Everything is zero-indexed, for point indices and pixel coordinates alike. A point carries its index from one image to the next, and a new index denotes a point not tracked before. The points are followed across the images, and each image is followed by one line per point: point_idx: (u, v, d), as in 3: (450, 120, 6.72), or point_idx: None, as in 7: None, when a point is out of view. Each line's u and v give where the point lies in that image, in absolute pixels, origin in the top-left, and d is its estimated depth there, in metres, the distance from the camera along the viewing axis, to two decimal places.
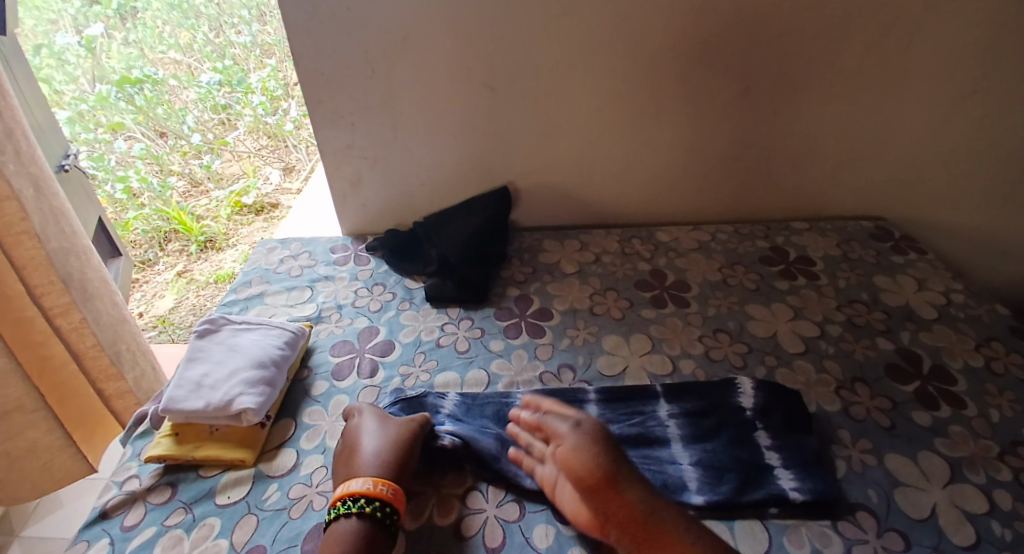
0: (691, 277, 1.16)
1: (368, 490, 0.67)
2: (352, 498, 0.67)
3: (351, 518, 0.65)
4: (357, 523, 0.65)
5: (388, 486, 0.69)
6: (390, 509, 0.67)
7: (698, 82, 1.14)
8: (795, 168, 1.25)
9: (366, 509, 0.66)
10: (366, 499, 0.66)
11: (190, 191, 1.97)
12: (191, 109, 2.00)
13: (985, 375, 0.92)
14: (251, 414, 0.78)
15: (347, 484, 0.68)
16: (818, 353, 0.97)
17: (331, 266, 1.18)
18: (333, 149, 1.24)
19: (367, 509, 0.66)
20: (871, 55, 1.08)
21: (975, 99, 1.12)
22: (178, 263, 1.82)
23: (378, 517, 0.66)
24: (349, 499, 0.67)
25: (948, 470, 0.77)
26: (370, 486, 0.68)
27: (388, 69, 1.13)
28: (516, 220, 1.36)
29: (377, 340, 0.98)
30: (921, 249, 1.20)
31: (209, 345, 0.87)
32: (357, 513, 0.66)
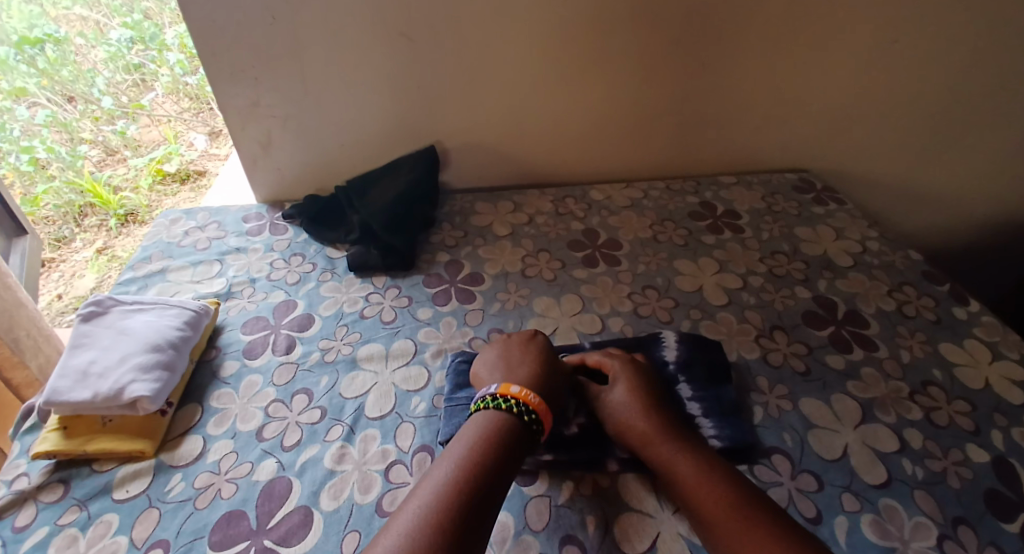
0: (622, 235, 1.15)
1: (527, 398, 0.68)
2: (504, 397, 0.68)
3: (494, 412, 0.67)
4: (499, 416, 0.66)
5: (536, 397, 0.69)
6: (535, 418, 0.67)
7: (625, 31, 1.09)
8: (725, 121, 1.24)
9: (513, 409, 0.67)
10: (517, 402, 0.67)
11: (106, 160, 1.77)
12: (101, 71, 1.78)
13: (896, 318, 0.96)
14: (146, 402, 0.73)
15: (507, 386, 0.69)
16: (740, 304, 0.98)
17: (243, 237, 1.10)
18: (239, 107, 1.13)
19: (515, 409, 0.66)
20: (795, 3, 1.07)
21: (894, 49, 1.13)
22: (98, 239, 1.63)
23: (523, 419, 0.66)
24: (510, 399, 0.68)
25: (860, 412, 0.81)
26: (529, 395, 0.68)
27: (290, 15, 1.02)
28: (447, 182, 1.31)
29: (294, 315, 0.92)
30: (840, 199, 1.24)
31: (95, 330, 0.80)
32: (504, 409, 0.67)
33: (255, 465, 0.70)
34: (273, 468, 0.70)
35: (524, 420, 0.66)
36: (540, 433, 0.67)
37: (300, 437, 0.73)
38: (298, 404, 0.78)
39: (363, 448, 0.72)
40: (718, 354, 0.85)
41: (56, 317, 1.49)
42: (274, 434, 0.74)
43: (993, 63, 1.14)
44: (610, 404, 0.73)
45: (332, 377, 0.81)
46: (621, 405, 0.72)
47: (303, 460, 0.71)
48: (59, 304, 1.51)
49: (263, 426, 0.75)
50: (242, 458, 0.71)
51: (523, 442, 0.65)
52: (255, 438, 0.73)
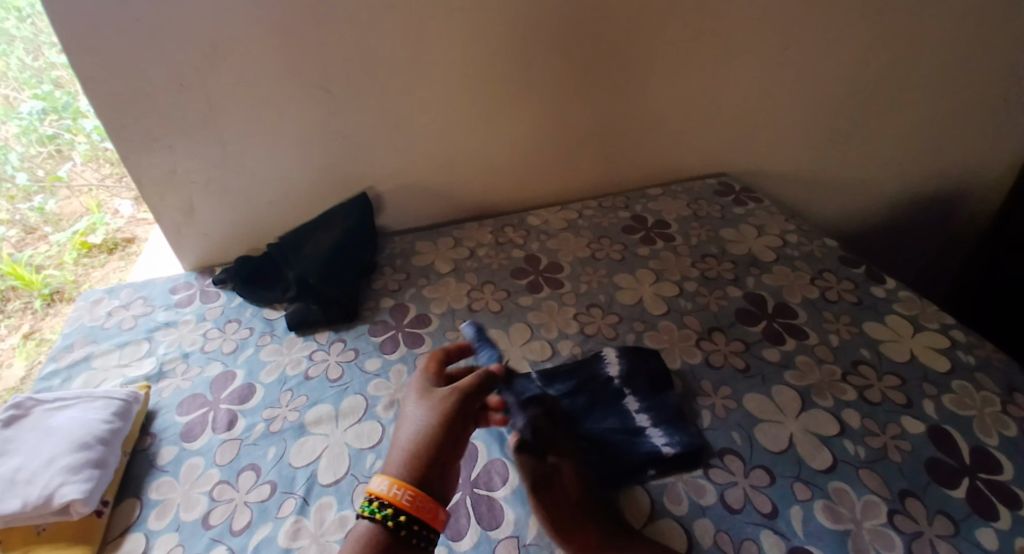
0: (562, 256, 1.17)
1: (397, 497, 0.58)
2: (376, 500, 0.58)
3: (367, 520, 0.57)
4: (371, 529, 0.57)
5: (410, 494, 0.58)
6: (415, 525, 0.57)
7: (537, 62, 1.13)
8: (645, 137, 1.30)
9: (381, 518, 0.57)
10: (384, 505, 0.57)
11: (24, 240, 1.44)
12: (13, 145, 1.41)
13: (821, 304, 1.01)
14: (80, 504, 0.68)
15: (378, 483, 0.58)
16: (679, 311, 1.01)
17: (172, 310, 1.05)
18: (156, 177, 1.09)
19: (390, 522, 0.56)
20: (692, 23, 1.14)
21: (786, 55, 1.22)
22: (22, 325, 1.34)
23: (392, 527, 0.57)
24: (378, 502, 0.57)
25: (800, 400, 0.84)
26: (404, 495, 0.58)
27: (200, 80, 1.00)
28: (384, 225, 1.30)
29: (233, 386, 0.88)
30: (758, 197, 1.31)
31: (16, 435, 0.75)
32: (375, 519, 0.57)
33: None
34: None
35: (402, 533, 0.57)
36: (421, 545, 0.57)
37: (250, 518, 0.70)
38: (245, 483, 0.74)
39: (319, 518, 0.69)
40: (654, 362, 0.88)
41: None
42: (220, 519, 0.70)
43: (873, 59, 1.24)
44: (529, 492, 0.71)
45: (279, 447, 0.78)
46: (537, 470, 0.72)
47: (255, 542, 0.67)
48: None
49: (209, 512, 0.71)
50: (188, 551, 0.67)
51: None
52: (201, 526, 0.69)
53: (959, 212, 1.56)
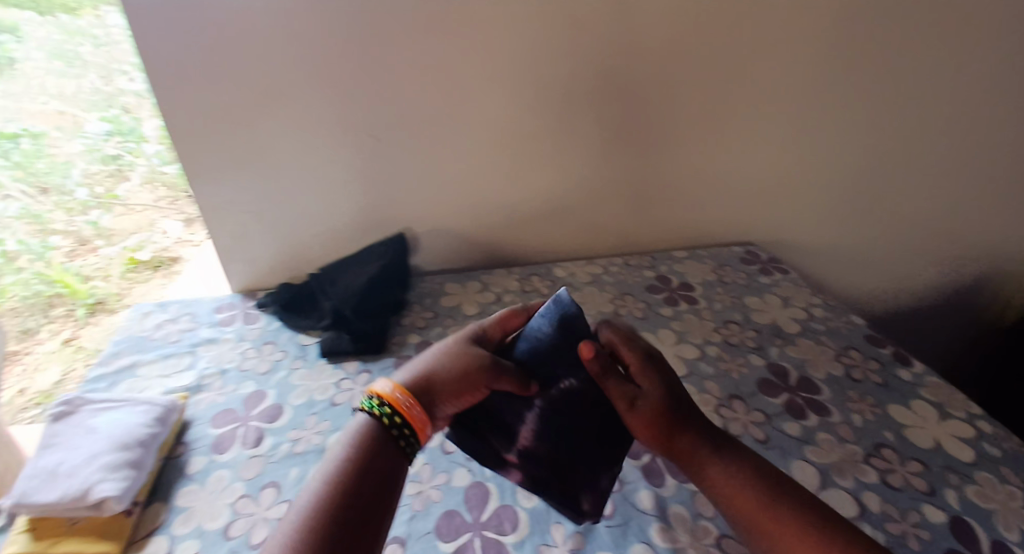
0: (586, 309, 1.21)
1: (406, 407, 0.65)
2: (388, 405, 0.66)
3: (368, 417, 0.65)
4: (367, 422, 0.65)
5: (418, 411, 0.66)
6: (408, 436, 0.65)
7: (573, 126, 1.20)
8: (673, 201, 1.35)
9: (383, 417, 0.65)
10: (391, 409, 0.65)
11: (76, 250, 1.70)
12: (77, 162, 1.69)
13: (845, 382, 1.02)
14: (114, 501, 0.72)
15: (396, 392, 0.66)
16: (700, 375, 1.03)
17: (215, 327, 1.12)
18: (213, 205, 1.19)
19: (385, 419, 0.64)
20: (721, 98, 1.20)
21: (811, 132, 1.27)
22: (64, 330, 1.61)
23: (392, 433, 0.64)
24: (387, 406, 0.65)
25: (819, 478, 0.84)
26: (413, 410, 0.66)
27: (266, 122, 1.11)
28: (418, 265, 1.36)
29: (264, 405, 0.93)
30: (785, 268, 1.34)
31: (64, 430, 0.82)
32: (376, 417, 0.65)
33: None
34: None
35: (394, 438, 0.64)
36: (409, 449, 0.65)
37: (267, 534, 0.73)
38: (266, 499, 0.77)
39: None
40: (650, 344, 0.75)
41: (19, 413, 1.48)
42: (241, 532, 0.73)
43: (899, 143, 1.29)
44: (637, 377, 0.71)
45: (301, 468, 0.82)
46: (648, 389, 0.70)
47: None
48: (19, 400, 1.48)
49: (230, 524, 0.74)
50: None
51: (390, 458, 0.63)
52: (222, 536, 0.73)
53: (991, 297, 1.55)
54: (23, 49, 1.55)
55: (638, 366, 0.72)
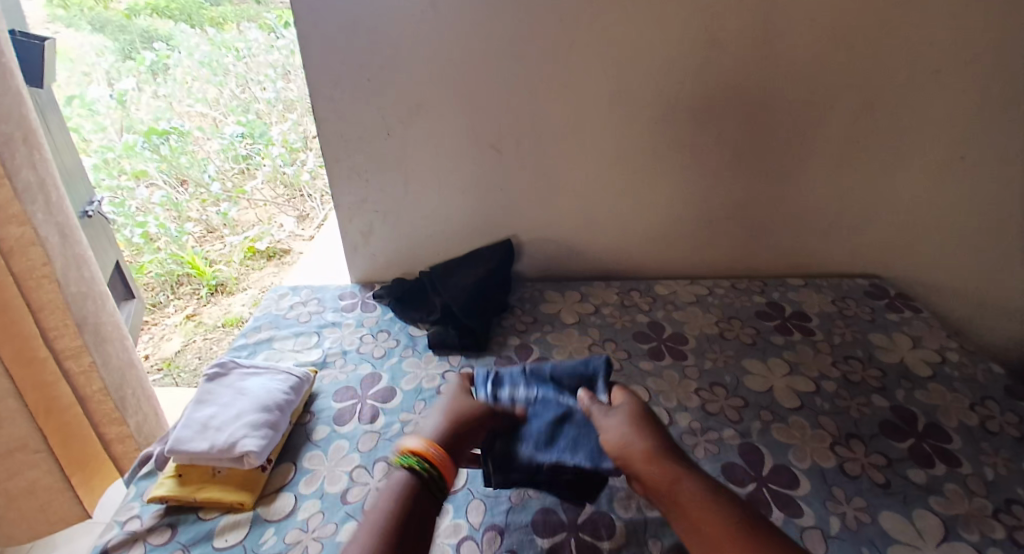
0: (688, 329, 1.19)
1: (434, 454, 0.70)
2: (413, 456, 0.69)
3: (402, 471, 0.68)
4: (401, 477, 0.68)
5: (444, 453, 0.71)
6: (440, 476, 0.69)
7: (692, 146, 1.20)
8: (791, 227, 1.29)
9: (417, 468, 0.68)
10: (417, 459, 0.69)
11: (205, 236, 2.15)
12: (213, 158, 2.19)
13: (979, 433, 0.92)
14: (253, 457, 0.81)
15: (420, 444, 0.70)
16: (813, 409, 0.98)
17: (338, 312, 1.23)
18: (348, 203, 1.31)
19: (420, 470, 0.68)
20: (856, 124, 1.15)
21: (958, 163, 1.17)
22: (188, 305, 1.96)
23: (429, 481, 0.68)
24: (418, 458, 0.69)
25: (942, 529, 0.77)
26: (443, 456, 0.70)
27: (401, 131, 1.21)
28: (519, 272, 1.41)
29: (379, 387, 1.01)
30: (916, 307, 1.23)
31: (216, 388, 0.91)
32: (409, 469, 0.68)
33: (339, 526, 0.76)
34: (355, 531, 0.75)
35: (428, 485, 0.68)
36: (443, 487, 0.69)
37: None
38: (380, 472, 0.84)
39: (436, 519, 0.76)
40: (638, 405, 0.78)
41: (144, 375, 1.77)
42: (356, 498, 0.79)
43: None
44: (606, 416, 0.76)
45: None
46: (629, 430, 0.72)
47: None
48: (146, 363, 1.81)
49: (348, 490, 0.81)
50: (328, 518, 0.77)
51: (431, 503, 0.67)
52: (340, 500, 0.79)
53: None
54: (176, 57, 2.15)
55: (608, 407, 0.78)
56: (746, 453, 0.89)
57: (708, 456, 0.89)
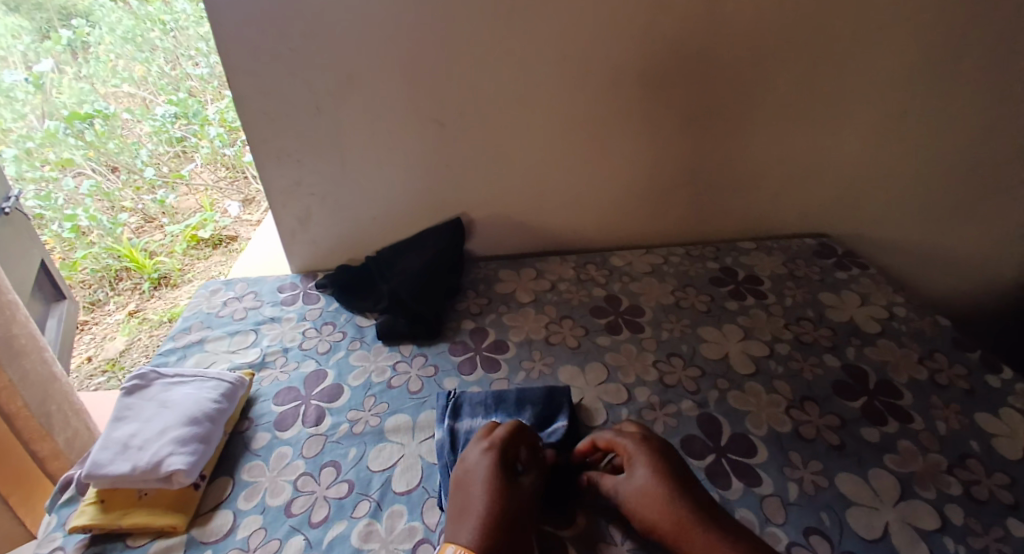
0: (644, 301, 1.16)
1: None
2: None
3: None
4: None
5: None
6: None
7: (643, 111, 1.15)
8: (744, 190, 1.28)
9: None
10: None
11: (143, 227, 1.95)
12: (146, 143, 2.02)
13: (929, 388, 0.94)
14: (182, 475, 0.74)
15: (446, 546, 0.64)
16: (769, 374, 0.97)
17: (278, 306, 1.15)
18: (282, 187, 1.21)
19: None
20: (804, 83, 1.13)
21: (903, 119, 1.17)
22: (130, 302, 1.77)
23: None
24: None
25: (898, 488, 0.78)
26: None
27: (333, 106, 1.11)
28: (472, 250, 1.35)
29: (324, 385, 0.95)
30: (863, 263, 1.25)
31: (137, 402, 0.83)
32: None
33: (283, 542, 0.71)
34: (301, 545, 0.70)
35: None
36: None
37: (327, 513, 0.74)
38: (326, 478, 0.79)
39: (390, 525, 0.72)
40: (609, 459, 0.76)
41: (85, 379, 1.59)
42: (302, 509, 0.74)
43: (1007, 135, 1.17)
44: (631, 458, 0.73)
45: (360, 449, 0.83)
46: (650, 469, 0.71)
47: (331, 537, 0.71)
48: (88, 366, 1.62)
49: (292, 501, 0.76)
50: (271, 534, 0.72)
51: None
52: (284, 513, 0.74)
53: None
54: (96, 33, 2.00)
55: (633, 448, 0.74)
56: (705, 425, 0.88)
57: (667, 431, 0.87)
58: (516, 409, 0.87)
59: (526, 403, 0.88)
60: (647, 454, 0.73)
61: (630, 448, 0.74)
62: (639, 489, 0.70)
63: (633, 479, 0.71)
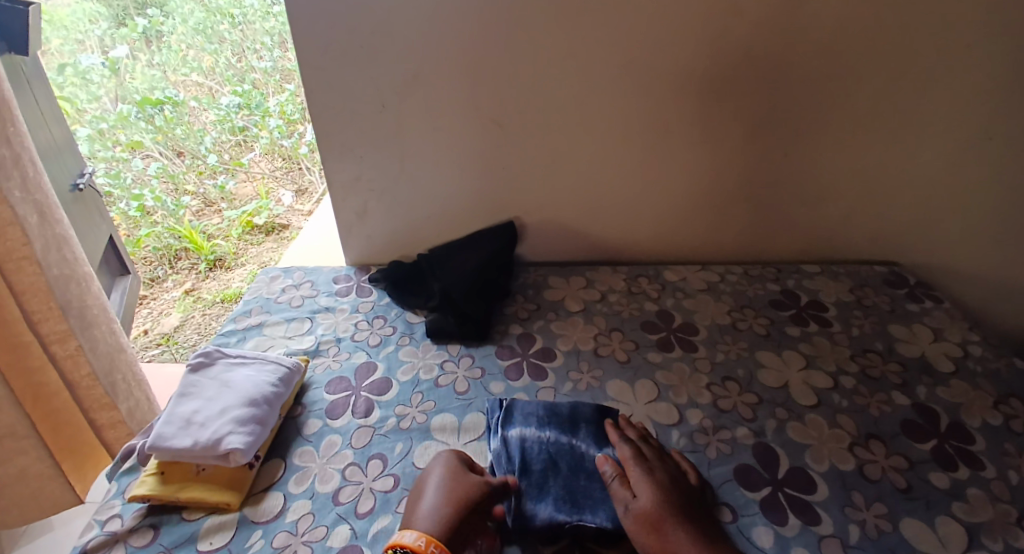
0: (699, 319, 1.13)
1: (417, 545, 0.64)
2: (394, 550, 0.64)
3: None
4: None
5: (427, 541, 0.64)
6: None
7: (708, 122, 1.12)
8: (808, 211, 1.23)
9: None
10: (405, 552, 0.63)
11: (203, 210, 2.04)
12: (210, 131, 2.11)
13: (1006, 434, 0.87)
14: (238, 454, 0.76)
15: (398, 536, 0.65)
16: (831, 407, 0.93)
17: (332, 297, 1.18)
18: (342, 180, 1.24)
19: None
20: (883, 101, 1.08)
21: (989, 145, 1.10)
22: (187, 281, 1.85)
23: None
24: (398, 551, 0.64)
25: (967, 538, 0.73)
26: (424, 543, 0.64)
27: (397, 104, 1.13)
28: (522, 255, 1.35)
29: (374, 378, 0.97)
30: (937, 296, 1.18)
31: (200, 380, 0.86)
32: None
33: (329, 530, 0.72)
34: (346, 535, 0.71)
35: None
36: None
37: (373, 505, 0.75)
38: (373, 470, 0.80)
39: None
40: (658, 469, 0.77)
41: (141, 350, 1.67)
42: (349, 499, 0.76)
43: None
44: (636, 479, 0.75)
45: (406, 444, 0.84)
46: (652, 492, 0.72)
47: (375, 530, 0.72)
48: (144, 338, 1.70)
49: (339, 490, 0.77)
50: (318, 520, 0.73)
51: None
52: (331, 501, 0.75)
53: None
54: (170, 23, 2.12)
55: (640, 469, 0.76)
56: (760, 454, 0.85)
57: (720, 457, 0.84)
58: (570, 426, 0.86)
59: (577, 422, 0.86)
60: (648, 478, 0.74)
61: (631, 468, 0.76)
62: (638, 512, 0.70)
63: (631, 502, 0.72)
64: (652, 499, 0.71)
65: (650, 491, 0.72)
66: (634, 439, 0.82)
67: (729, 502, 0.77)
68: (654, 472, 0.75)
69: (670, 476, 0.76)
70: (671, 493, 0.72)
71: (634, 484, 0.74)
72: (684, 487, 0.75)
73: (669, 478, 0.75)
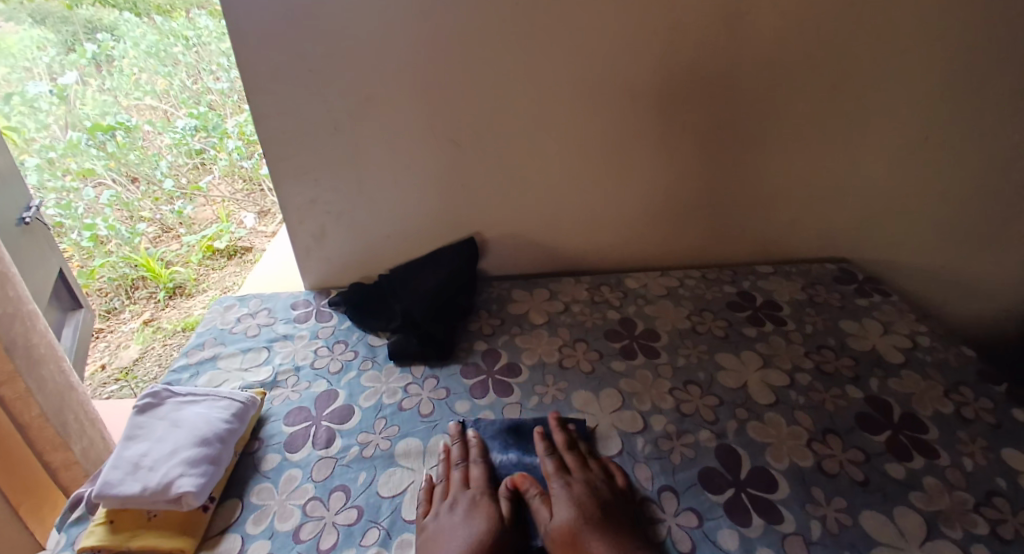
0: (660, 325, 1.14)
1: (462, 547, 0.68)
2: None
3: None
4: None
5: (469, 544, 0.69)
6: None
7: (661, 131, 1.15)
8: (761, 213, 1.26)
9: None
10: None
11: (160, 237, 1.97)
12: (165, 154, 2.04)
13: (956, 422, 0.91)
14: (191, 497, 0.73)
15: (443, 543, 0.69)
16: (790, 404, 0.95)
17: (290, 324, 1.15)
18: (297, 204, 1.22)
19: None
20: (824, 105, 1.12)
21: (925, 143, 1.15)
22: (145, 311, 1.78)
23: None
24: None
25: (924, 528, 0.75)
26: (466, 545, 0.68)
27: (349, 125, 1.12)
28: (485, 270, 1.34)
29: (334, 406, 0.94)
30: (885, 290, 1.22)
31: (150, 421, 0.83)
32: None
33: None
34: None
35: None
36: None
37: (336, 540, 0.73)
38: (335, 502, 0.78)
39: None
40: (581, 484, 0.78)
41: (98, 386, 1.60)
42: (311, 535, 0.73)
43: None
44: (554, 495, 0.76)
45: (369, 474, 0.82)
46: (570, 509, 0.73)
47: None
48: (102, 374, 1.64)
49: (301, 526, 0.74)
50: None
51: None
52: (292, 539, 0.73)
53: None
54: (120, 47, 2.05)
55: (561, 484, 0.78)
56: (723, 457, 0.86)
57: (684, 462, 0.85)
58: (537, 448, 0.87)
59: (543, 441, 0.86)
60: (568, 494, 0.75)
61: (552, 486, 0.78)
62: (556, 530, 0.71)
63: (550, 520, 0.73)
64: (569, 515, 0.72)
65: (566, 506, 0.74)
66: (560, 449, 0.85)
67: (694, 508, 0.78)
68: (573, 486, 0.77)
69: (590, 489, 0.77)
70: (592, 508, 0.73)
71: (554, 501, 0.76)
72: (602, 496, 0.76)
73: (588, 490, 0.76)
